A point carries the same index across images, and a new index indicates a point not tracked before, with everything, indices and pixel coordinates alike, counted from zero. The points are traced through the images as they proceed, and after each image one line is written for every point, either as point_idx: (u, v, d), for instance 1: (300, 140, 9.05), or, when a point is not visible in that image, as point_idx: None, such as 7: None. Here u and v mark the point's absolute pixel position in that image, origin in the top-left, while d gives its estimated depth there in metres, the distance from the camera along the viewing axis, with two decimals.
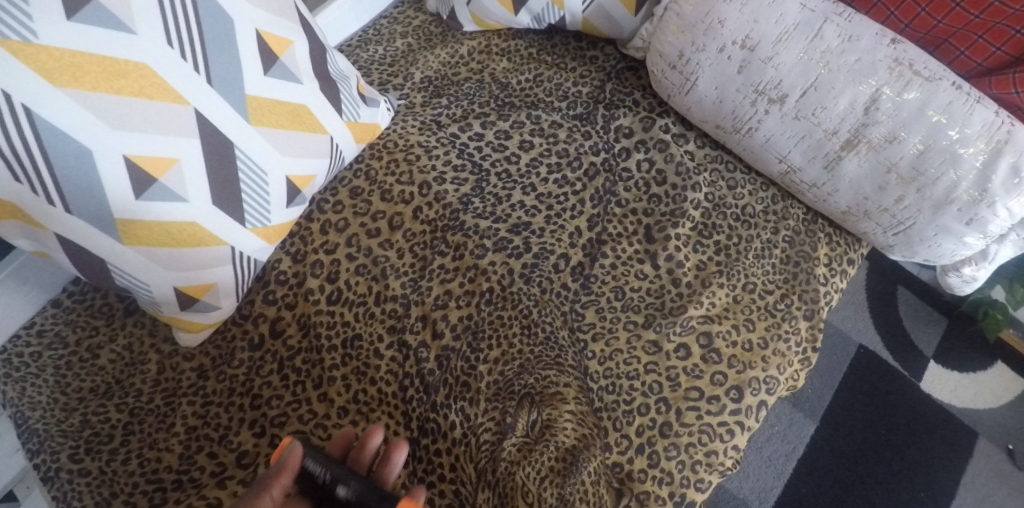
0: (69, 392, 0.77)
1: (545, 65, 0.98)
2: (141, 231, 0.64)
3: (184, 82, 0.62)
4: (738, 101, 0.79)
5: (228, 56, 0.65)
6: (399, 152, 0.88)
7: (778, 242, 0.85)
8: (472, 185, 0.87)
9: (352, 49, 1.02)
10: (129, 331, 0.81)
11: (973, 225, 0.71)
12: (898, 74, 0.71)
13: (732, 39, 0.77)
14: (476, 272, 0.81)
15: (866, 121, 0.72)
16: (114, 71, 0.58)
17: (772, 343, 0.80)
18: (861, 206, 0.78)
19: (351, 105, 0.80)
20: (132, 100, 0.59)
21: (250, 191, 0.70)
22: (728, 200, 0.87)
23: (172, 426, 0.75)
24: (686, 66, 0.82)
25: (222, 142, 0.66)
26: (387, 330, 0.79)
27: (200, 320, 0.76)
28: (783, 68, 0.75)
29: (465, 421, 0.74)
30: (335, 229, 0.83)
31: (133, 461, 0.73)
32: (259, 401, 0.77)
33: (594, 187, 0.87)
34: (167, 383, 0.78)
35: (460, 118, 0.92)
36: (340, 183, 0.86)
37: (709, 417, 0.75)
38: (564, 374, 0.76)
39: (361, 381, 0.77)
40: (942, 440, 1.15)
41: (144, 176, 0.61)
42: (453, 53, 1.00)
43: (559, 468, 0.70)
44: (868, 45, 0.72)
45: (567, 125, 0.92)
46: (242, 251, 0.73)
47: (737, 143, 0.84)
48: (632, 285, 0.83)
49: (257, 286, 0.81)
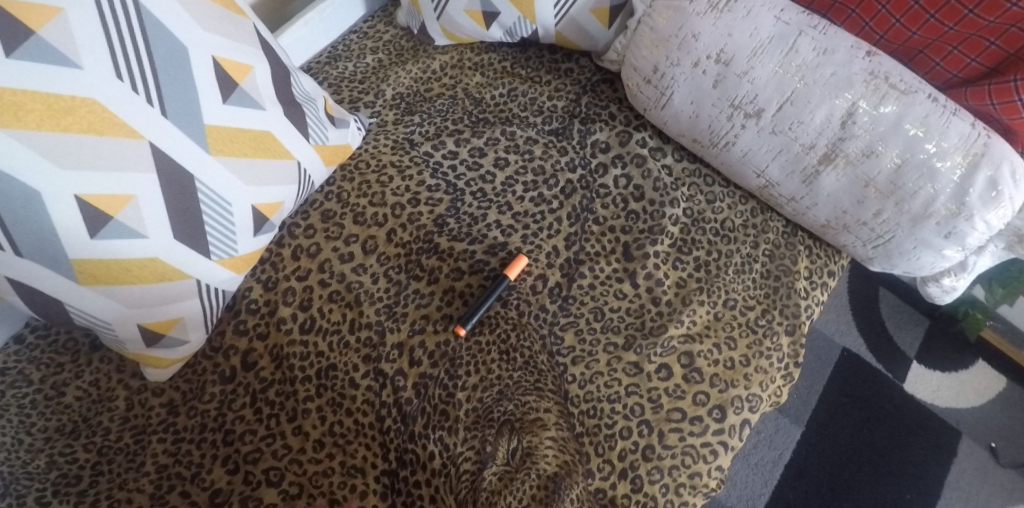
0: (34, 432, 0.72)
1: (519, 79, 0.96)
2: (98, 269, 0.61)
3: (136, 114, 0.60)
4: (714, 115, 0.78)
5: (184, 85, 0.63)
6: (371, 173, 0.86)
7: (758, 256, 0.85)
8: (446, 205, 0.85)
9: (321, 67, 1.00)
10: (96, 367, 0.77)
11: (952, 238, 0.70)
12: (875, 88, 0.70)
13: (706, 54, 0.76)
14: (453, 295, 0.80)
15: (842, 135, 0.71)
16: (59, 108, 0.55)
17: (754, 360, 0.79)
18: (840, 220, 0.77)
19: (318, 128, 0.78)
20: (81, 137, 0.57)
21: (214, 223, 0.68)
22: (707, 214, 0.86)
23: (142, 466, 0.71)
24: (661, 81, 0.80)
25: (181, 174, 0.64)
26: (363, 359, 0.76)
27: (166, 356, 0.72)
28: (758, 83, 0.74)
29: (444, 451, 0.72)
30: (307, 255, 0.81)
31: (103, 503, 0.69)
32: (231, 437, 0.73)
33: (571, 204, 0.86)
34: (137, 421, 0.74)
35: (434, 136, 0.90)
36: (311, 207, 0.84)
37: (692, 438, 0.74)
38: (545, 399, 0.74)
39: (337, 413, 0.75)
40: (927, 442, 1.15)
41: (99, 214, 0.59)
42: (424, 68, 0.98)
43: (541, 496, 0.69)
44: (843, 58, 0.71)
45: (543, 140, 0.90)
46: (208, 283, 0.70)
47: (715, 158, 0.83)
48: (612, 305, 0.81)
49: (227, 316, 0.79)
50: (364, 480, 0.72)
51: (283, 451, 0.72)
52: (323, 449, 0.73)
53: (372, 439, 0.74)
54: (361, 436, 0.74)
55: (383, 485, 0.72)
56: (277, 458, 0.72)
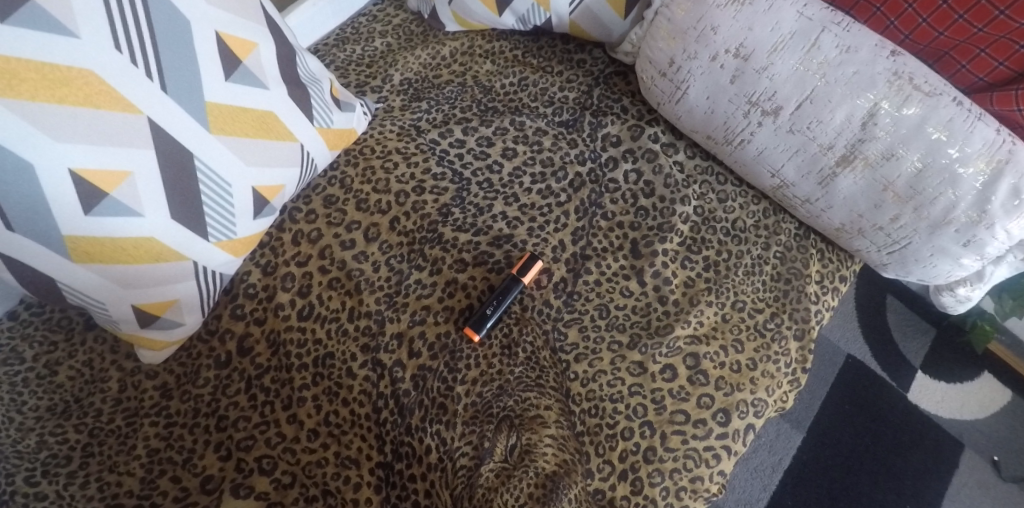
0: (25, 411, 0.71)
1: (531, 68, 0.94)
2: (93, 247, 0.60)
3: (135, 88, 0.58)
4: (730, 111, 0.76)
5: (185, 60, 0.61)
6: (376, 159, 0.84)
7: (769, 258, 0.83)
8: (452, 194, 0.83)
9: (328, 49, 0.98)
10: (89, 346, 0.75)
11: (970, 247, 0.69)
12: (898, 88, 0.68)
13: (725, 47, 0.74)
14: (455, 287, 0.78)
15: (862, 137, 0.69)
16: (55, 79, 0.54)
17: (761, 364, 0.77)
18: (856, 223, 0.75)
19: (323, 110, 0.76)
20: (78, 109, 0.55)
21: (212, 204, 0.66)
22: (718, 213, 0.84)
23: (133, 449, 0.69)
24: (677, 74, 0.78)
25: (179, 152, 0.62)
26: (361, 348, 0.75)
27: (161, 338, 0.71)
28: (777, 79, 0.72)
29: (441, 445, 0.70)
30: (308, 240, 0.79)
31: (93, 485, 0.67)
32: (225, 423, 0.71)
33: (580, 198, 0.84)
34: (129, 403, 0.72)
35: (441, 124, 0.88)
36: (313, 191, 0.82)
37: (695, 441, 0.72)
38: (545, 397, 0.73)
39: (333, 402, 0.73)
40: (928, 452, 1.13)
41: (94, 190, 0.57)
42: (434, 54, 0.95)
43: (539, 494, 0.67)
44: (867, 57, 0.69)
45: (552, 132, 0.88)
46: (205, 265, 0.69)
47: (729, 155, 0.81)
48: (617, 303, 0.80)
49: (224, 299, 0.77)
50: (358, 472, 0.70)
51: (277, 439, 0.71)
52: (317, 439, 0.71)
53: (368, 430, 0.72)
54: (357, 427, 0.72)
55: (377, 477, 0.70)
56: (270, 446, 0.70)
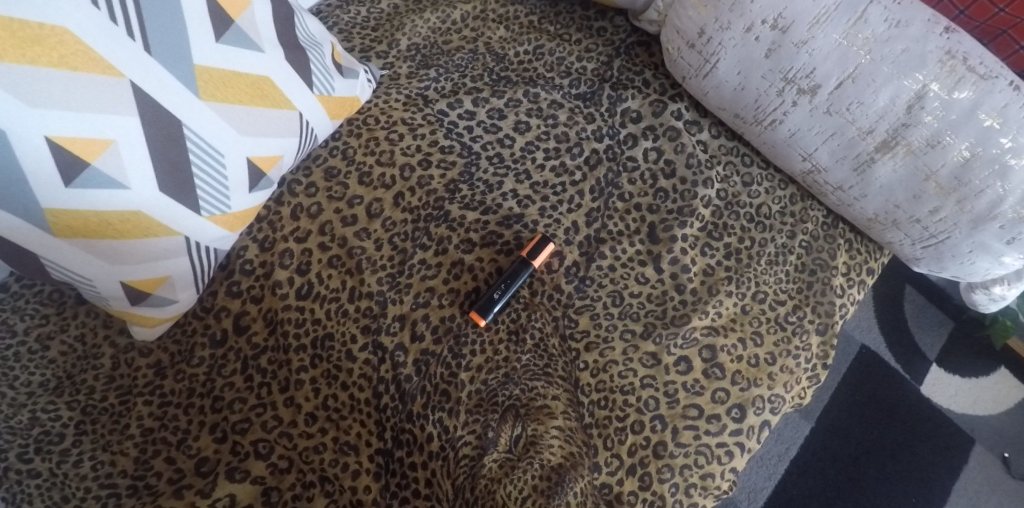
0: (17, 386, 0.67)
1: (547, 35, 0.90)
2: (76, 221, 0.56)
3: (115, 50, 0.54)
4: (763, 89, 0.71)
5: (171, 21, 0.57)
6: (380, 129, 0.79)
7: (794, 248, 0.79)
8: (460, 169, 0.78)
9: (332, 10, 0.91)
10: (81, 321, 0.71)
11: (1014, 245, 0.64)
12: (950, 69, 0.62)
13: (761, 18, 0.68)
14: (462, 268, 0.74)
15: (907, 121, 0.65)
16: (26, 37, 0.49)
17: (780, 359, 0.74)
18: (890, 214, 0.70)
19: (324, 76, 0.71)
20: (52, 71, 0.50)
21: (204, 176, 0.62)
22: (742, 198, 0.80)
23: (126, 428, 0.66)
24: (707, 46, 0.73)
25: (169, 120, 0.58)
26: (362, 330, 0.71)
27: (153, 315, 0.67)
28: (818, 55, 0.67)
29: (443, 433, 0.67)
30: (307, 215, 0.74)
31: (86, 464, 0.64)
32: (220, 405, 0.68)
33: (596, 177, 0.80)
34: (123, 380, 0.69)
35: (450, 93, 0.83)
36: (314, 163, 0.77)
37: (707, 437, 0.69)
38: (553, 386, 0.70)
39: (332, 386, 0.69)
40: (938, 445, 1.10)
41: (74, 159, 0.53)
42: (444, 18, 0.90)
43: (543, 487, 0.64)
44: (917, 34, 0.64)
45: (569, 105, 0.84)
46: (198, 241, 0.65)
47: (758, 136, 0.76)
48: (632, 291, 0.76)
49: (220, 275, 0.72)
50: (357, 459, 0.67)
51: (273, 423, 0.68)
52: (315, 424, 0.68)
53: (367, 416, 0.69)
54: (356, 413, 0.69)
55: (377, 464, 0.67)
56: (266, 430, 0.67)
